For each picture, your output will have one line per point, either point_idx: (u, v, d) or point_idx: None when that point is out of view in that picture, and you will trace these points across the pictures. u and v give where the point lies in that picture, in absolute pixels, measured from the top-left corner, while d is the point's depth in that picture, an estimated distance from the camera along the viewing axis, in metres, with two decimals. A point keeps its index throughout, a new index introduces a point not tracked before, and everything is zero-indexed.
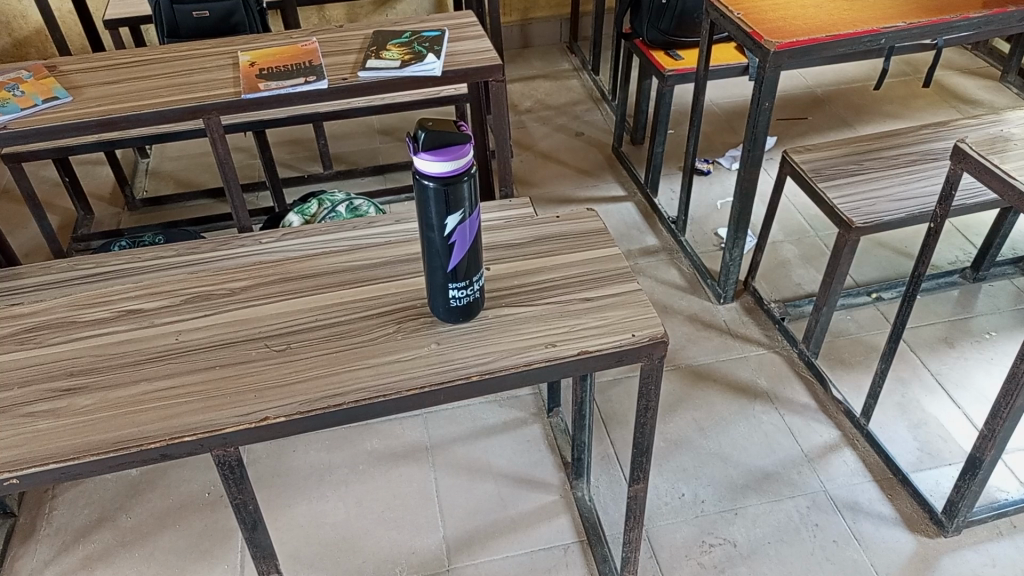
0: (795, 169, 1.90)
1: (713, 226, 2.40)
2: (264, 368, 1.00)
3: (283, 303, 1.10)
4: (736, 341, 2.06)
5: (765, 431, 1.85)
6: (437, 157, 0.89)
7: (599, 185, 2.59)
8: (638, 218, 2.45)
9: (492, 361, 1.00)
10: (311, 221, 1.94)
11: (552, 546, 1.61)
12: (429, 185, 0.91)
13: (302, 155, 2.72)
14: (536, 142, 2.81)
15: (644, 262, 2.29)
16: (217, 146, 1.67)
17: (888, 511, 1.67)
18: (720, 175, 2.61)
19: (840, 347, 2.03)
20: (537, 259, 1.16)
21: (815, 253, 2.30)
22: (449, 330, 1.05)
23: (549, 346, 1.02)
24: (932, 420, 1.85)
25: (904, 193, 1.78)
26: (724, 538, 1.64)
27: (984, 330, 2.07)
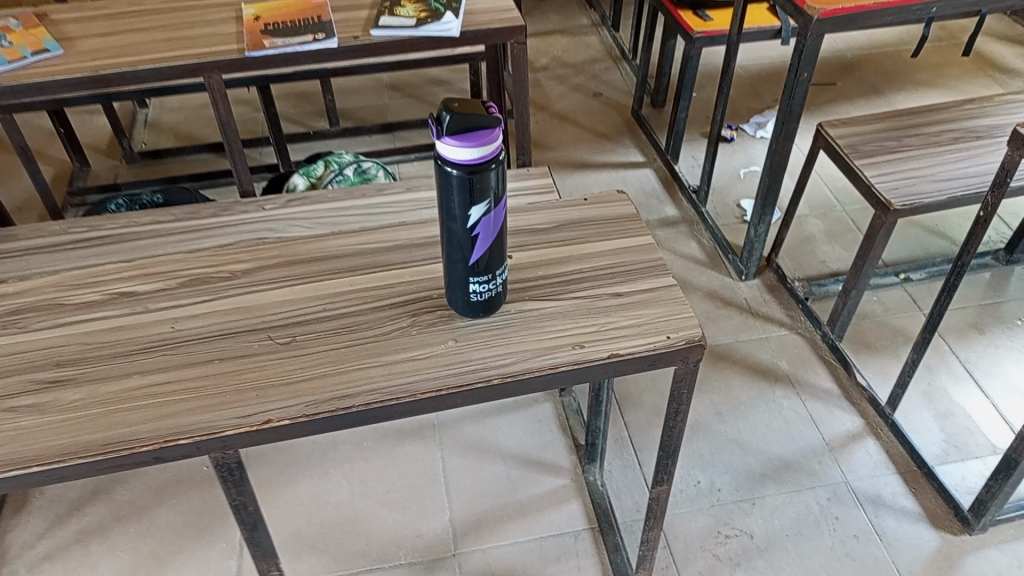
0: (829, 144, 1.80)
1: (736, 197, 2.30)
2: (267, 364, 0.92)
3: (288, 289, 1.01)
4: (757, 321, 1.98)
5: (786, 417, 1.78)
6: (462, 142, 0.80)
7: (617, 150, 2.48)
8: (658, 186, 2.35)
9: (514, 363, 0.92)
10: (318, 184, 1.84)
11: (562, 533, 1.56)
12: (453, 172, 0.82)
13: (308, 109, 2.60)
14: (553, 102, 2.69)
15: (663, 234, 2.19)
16: (218, 105, 1.57)
17: (912, 506, 1.63)
18: (744, 142, 2.50)
19: (865, 332, 1.96)
20: (563, 247, 1.07)
21: (841, 230, 2.20)
22: (467, 326, 0.97)
23: (576, 347, 0.94)
24: (959, 409, 1.80)
25: (945, 174, 1.68)
26: (740, 530, 1.58)
27: (1015, 316, 2.00)
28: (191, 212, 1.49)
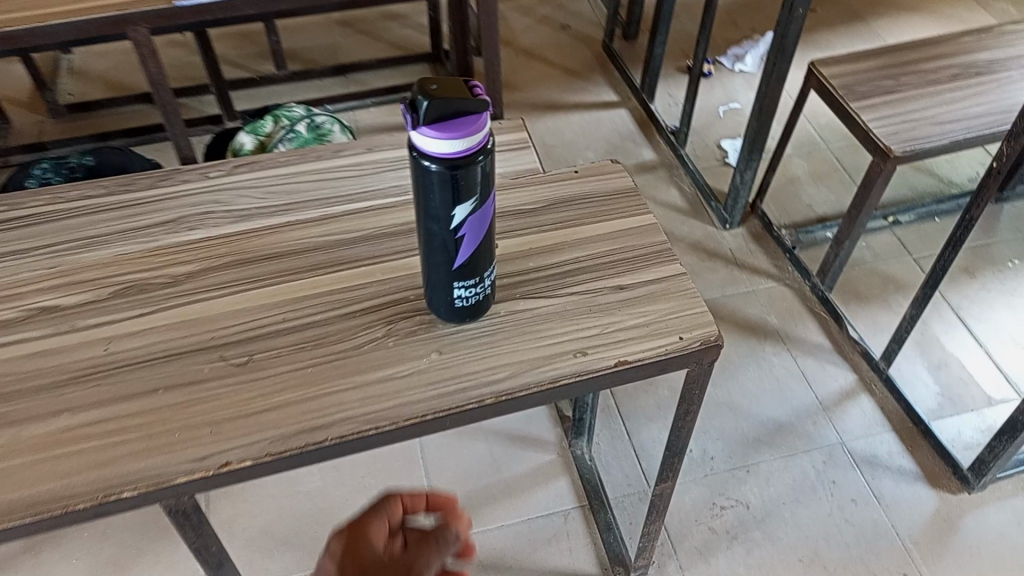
0: (822, 85, 1.67)
1: (716, 137, 2.18)
2: (221, 392, 0.79)
3: (240, 296, 0.87)
4: (743, 273, 1.88)
5: (777, 376, 1.70)
6: (443, 132, 0.66)
7: (588, 88, 2.32)
8: (634, 127, 2.21)
9: (509, 379, 0.81)
10: (267, 142, 1.66)
11: (550, 514, 1.48)
12: (432, 167, 0.68)
13: (250, 50, 2.38)
14: (517, 36, 2.50)
15: (642, 180, 2.07)
16: (147, 63, 1.39)
17: (909, 465, 1.57)
18: (722, 77, 2.36)
19: (855, 280, 1.88)
20: (555, 232, 0.94)
21: (827, 171, 2.10)
22: (451, 334, 0.84)
23: (578, 355, 0.83)
24: (953, 359, 1.74)
25: (945, 116, 1.57)
26: (736, 500, 1.52)
27: (1006, 258, 1.93)
28: (125, 183, 1.32)
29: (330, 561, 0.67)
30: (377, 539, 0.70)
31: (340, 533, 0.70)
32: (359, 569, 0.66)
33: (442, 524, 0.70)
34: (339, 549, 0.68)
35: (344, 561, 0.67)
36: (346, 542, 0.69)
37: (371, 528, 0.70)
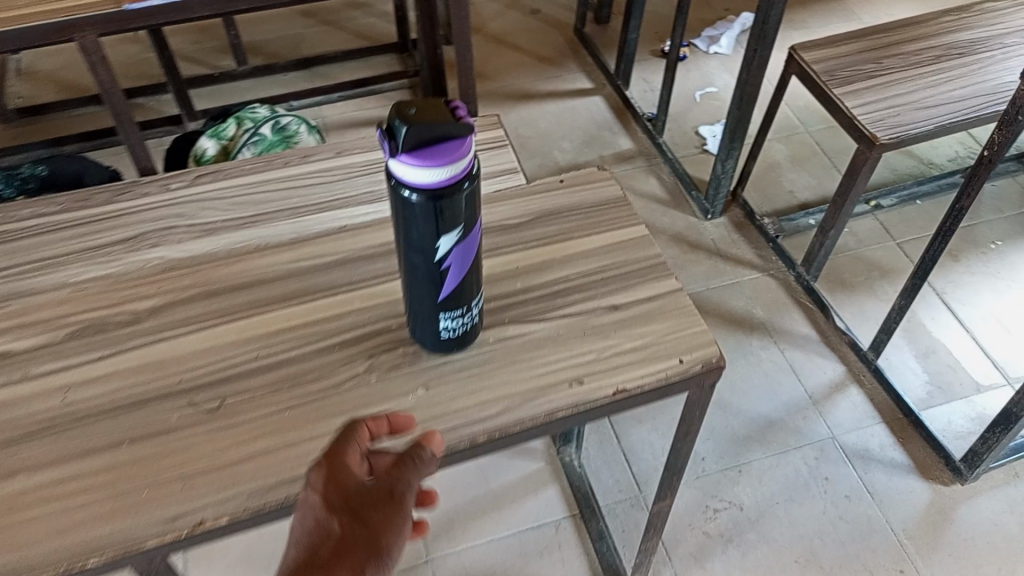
0: (803, 70, 1.63)
1: (694, 123, 2.13)
2: (192, 443, 0.73)
3: (207, 333, 0.81)
4: (727, 264, 1.84)
5: (765, 370, 1.67)
6: (424, 161, 0.60)
7: (562, 76, 2.26)
8: (610, 116, 2.15)
9: (502, 415, 0.76)
10: (231, 147, 1.58)
11: (541, 525, 1.44)
12: (412, 197, 0.62)
13: (209, 45, 2.28)
14: (487, 23, 2.43)
15: (620, 170, 2.02)
16: (97, 72, 1.31)
17: (901, 457, 1.55)
18: (697, 60, 2.31)
19: (840, 268, 1.85)
20: (543, 248, 0.89)
21: (806, 154, 2.06)
22: (438, 367, 0.79)
23: (574, 385, 0.78)
24: (940, 346, 1.72)
25: (930, 99, 1.53)
26: (729, 501, 1.49)
27: (988, 240, 1.91)
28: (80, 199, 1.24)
29: (314, 491, 0.62)
30: (359, 467, 0.65)
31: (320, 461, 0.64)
32: (346, 499, 0.62)
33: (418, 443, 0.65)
34: (320, 476, 0.63)
35: (330, 492, 0.62)
36: (326, 470, 0.63)
37: (349, 452, 0.65)
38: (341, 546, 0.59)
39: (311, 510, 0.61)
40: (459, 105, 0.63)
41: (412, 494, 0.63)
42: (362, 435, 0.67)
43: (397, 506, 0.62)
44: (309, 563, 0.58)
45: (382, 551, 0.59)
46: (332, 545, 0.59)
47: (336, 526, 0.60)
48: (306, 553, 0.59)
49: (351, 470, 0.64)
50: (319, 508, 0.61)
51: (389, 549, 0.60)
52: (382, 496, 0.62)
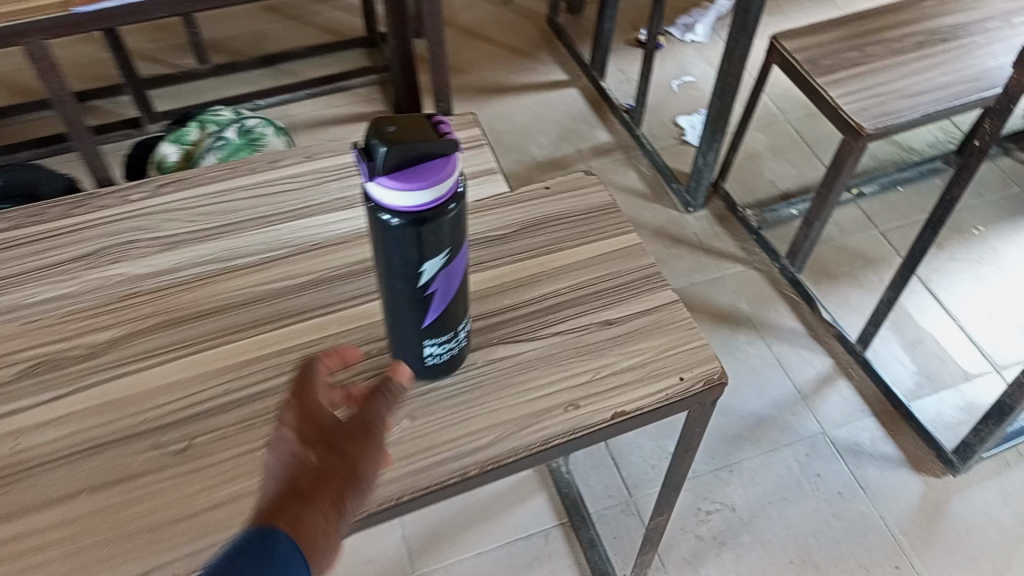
0: (785, 60, 1.59)
1: (672, 113, 2.09)
2: (159, 489, 0.67)
3: (171, 367, 0.75)
4: (710, 258, 1.80)
5: (753, 365, 1.64)
6: (407, 184, 0.56)
7: (536, 68, 2.20)
8: (586, 108, 2.10)
9: (494, 445, 0.71)
10: (194, 152, 1.51)
11: (530, 535, 1.40)
12: (392, 221, 0.57)
13: (168, 43, 2.19)
14: (456, 14, 2.37)
15: (598, 164, 1.97)
16: (47, 78, 1.24)
17: (892, 451, 1.53)
18: (673, 48, 2.26)
19: (824, 258, 1.82)
20: (531, 261, 0.84)
21: (786, 143, 2.03)
22: (424, 395, 0.74)
23: (569, 409, 0.73)
24: (927, 335, 1.70)
25: (914, 87, 1.50)
26: (721, 503, 1.46)
27: (971, 226, 1.90)
28: None
29: (287, 423, 0.57)
30: (328, 395, 0.61)
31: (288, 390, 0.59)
32: (321, 431, 0.58)
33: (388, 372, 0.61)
34: (292, 407, 0.58)
35: (304, 424, 0.58)
36: (298, 399, 0.58)
37: (318, 381, 0.60)
38: (321, 479, 0.56)
39: (284, 443, 0.57)
40: (441, 120, 0.59)
41: (385, 424, 0.60)
42: (330, 360, 0.62)
43: (375, 438, 0.59)
44: (290, 496, 0.55)
45: (360, 486, 0.57)
46: (312, 477, 0.56)
47: (315, 459, 0.56)
48: (284, 486, 0.55)
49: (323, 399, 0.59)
50: (295, 441, 0.57)
51: (366, 481, 0.58)
52: (358, 427, 0.59)
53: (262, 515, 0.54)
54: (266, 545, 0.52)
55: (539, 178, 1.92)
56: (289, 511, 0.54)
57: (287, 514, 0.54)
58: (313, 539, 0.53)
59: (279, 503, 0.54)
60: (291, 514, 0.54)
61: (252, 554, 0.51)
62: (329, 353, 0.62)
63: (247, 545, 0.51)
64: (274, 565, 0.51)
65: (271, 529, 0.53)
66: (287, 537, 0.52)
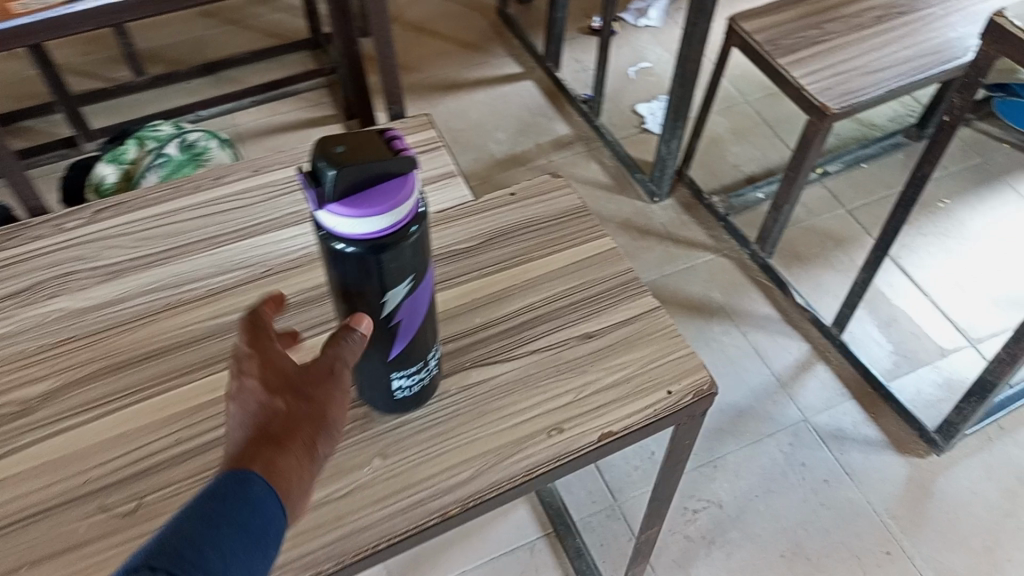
0: (744, 41, 1.55)
1: (630, 101, 2.04)
2: (108, 556, 0.62)
3: (114, 419, 0.70)
4: (679, 248, 1.77)
5: (730, 356, 1.61)
6: (362, 209, 0.51)
7: (488, 61, 2.14)
8: (543, 100, 2.05)
9: (474, 480, 0.65)
10: (134, 171, 1.43)
11: (515, 549, 1.35)
12: (348, 250, 0.53)
13: (101, 55, 2.09)
14: (403, 11, 2.29)
15: (559, 158, 1.92)
16: None
17: (875, 434, 1.51)
18: (627, 34, 2.22)
19: (794, 241, 1.79)
20: (500, 275, 0.79)
21: (747, 126, 2.00)
22: (395, 431, 0.68)
23: (553, 434, 0.68)
24: (902, 313, 1.68)
25: (876, 63, 1.47)
26: (708, 500, 1.42)
27: (936, 200, 1.88)
28: None
29: (249, 372, 0.55)
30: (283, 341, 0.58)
31: (240, 340, 0.56)
32: (286, 378, 0.55)
33: (346, 322, 0.58)
34: (248, 356, 0.55)
35: (267, 372, 0.55)
36: (254, 346, 0.56)
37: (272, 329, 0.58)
38: (292, 423, 0.54)
39: (249, 391, 0.54)
40: (396, 136, 0.55)
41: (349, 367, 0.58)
42: (272, 307, 0.59)
43: (340, 378, 0.57)
44: (262, 442, 0.52)
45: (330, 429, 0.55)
46: (282, 422, 0.53)
47: (282, 405, 0.54)
48: (253, 431, 0.53)
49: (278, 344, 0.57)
50: (260, 388, 0.54)
51: (334, 424, 0.56)
52: (323, 369, 0.56)
53: (234, 462, 0.51)
54: (242, 486, 0.49)
55: (499, 175, 1.87)
56: (262, 456, 0.51)
57: (261, 457, 0.51)
58: (291, 482, 0.51)
59: (251, 447, 0.52)
60: (266, 456, 0.51)
61: (226, 497, 0.48)
62: (267, 301, 0.59)
63: (220, 486, 0.48)
64: (249, 506, 0.48)
65: (246, 472, 0.50)
66: (265, 478, 0.50)
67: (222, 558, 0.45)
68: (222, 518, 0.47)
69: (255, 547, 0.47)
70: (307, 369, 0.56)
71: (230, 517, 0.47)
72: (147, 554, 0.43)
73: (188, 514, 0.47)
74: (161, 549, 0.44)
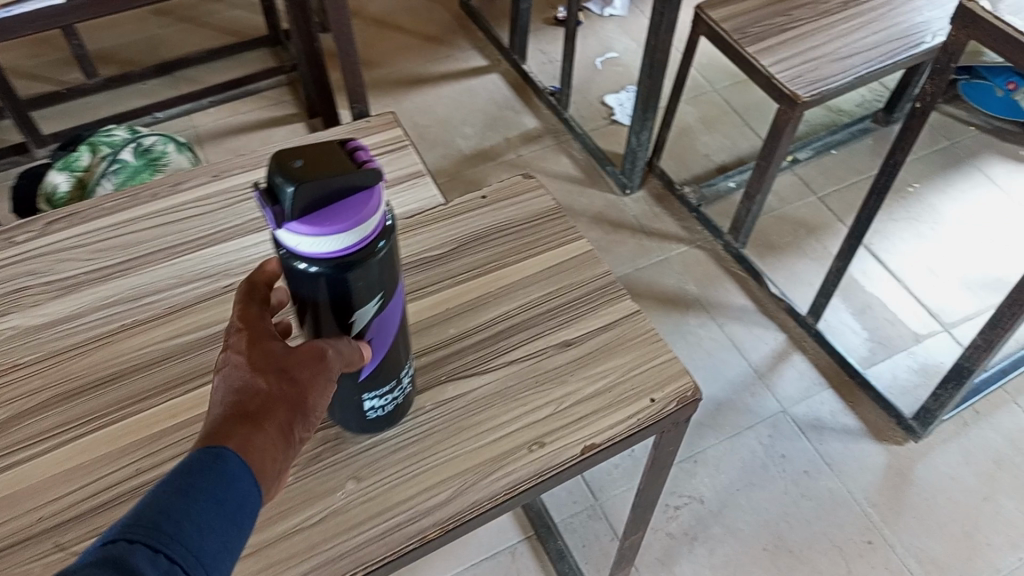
0: (712, 30, 1.53)
1: (598, 92, 2.02)
2: None
3: (70, 449, 0.67)
4: (653, 240, 1.75)
5: (706, 348, 1.60)
6: (323, 229, 0.48)
7: (453, 55, 2.10)
8: (510, 93, 2.01)
9: (453, 501, 0.62)
10: (88, 178, 1.37)
11: (496, 553, 1.32)
12: (310, 270, 0.51)
13: (51, 57, 2.01)
14: (365, 5, 2.24)
15: (528, 152, 1.89)
16: None
17: (853, 423, 1.50)
18: (593, 24, 2.19)
19: (767, 230, 1.78)
20: (473, 283, 0.76)
21: (716, 115, 1.99)
22: (368, 453, 0.65)
23: (533, 449, 0.65)
24: (876, 300, 1.68)
25: (845, 49, 1.46)
26: (689, 495, 1.41)
27: (906, 184, 1.89)
28: None
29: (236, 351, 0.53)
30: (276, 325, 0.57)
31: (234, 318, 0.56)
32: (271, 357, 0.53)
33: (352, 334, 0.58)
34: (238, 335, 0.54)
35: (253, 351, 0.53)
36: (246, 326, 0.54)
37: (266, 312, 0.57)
38: (272, 403, 0.51)
39: (233, 369, 0.52)
40: (358, 147, 0.52)
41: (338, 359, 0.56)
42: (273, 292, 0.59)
43: (327, 364, 0.54)
44: (239, 419, 0.50)
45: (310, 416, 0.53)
46: (261, 401, 0.51)
47: (265, 383, 0.52)
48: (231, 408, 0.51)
49: (269, 327, 0.55)
50: (244, 364, 0.52)
51: (316, 411, 0.53)
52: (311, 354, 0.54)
53: (207, 436, 0.48)
54: (217, 462, 0.46)
55: (467, 171, 1.83)
56: (237, 432, 0.49)
57: (237, 435, 0.49)
58: (265, 462, 0.48)
59: (228, 422, 0.49)
60: (242, 434, 0.49)
61: (201, 471, 0.46)
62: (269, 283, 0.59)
63: (195, 459, 0.46)
64: (225, 481, 0.46)
65: (220, 448, 0.47)
66: (240, 456, 0.47)
67: (199, 531, 0.43)
68: (199, 491, 0.45)
69: (231, 521, 0.45)
70: (296, 351, 0.54)
71: (207, 490, 0.45)
72: (122, 528, 0.41)
73: (163, 486, 0.44)
74: (136, 521, 0.42)
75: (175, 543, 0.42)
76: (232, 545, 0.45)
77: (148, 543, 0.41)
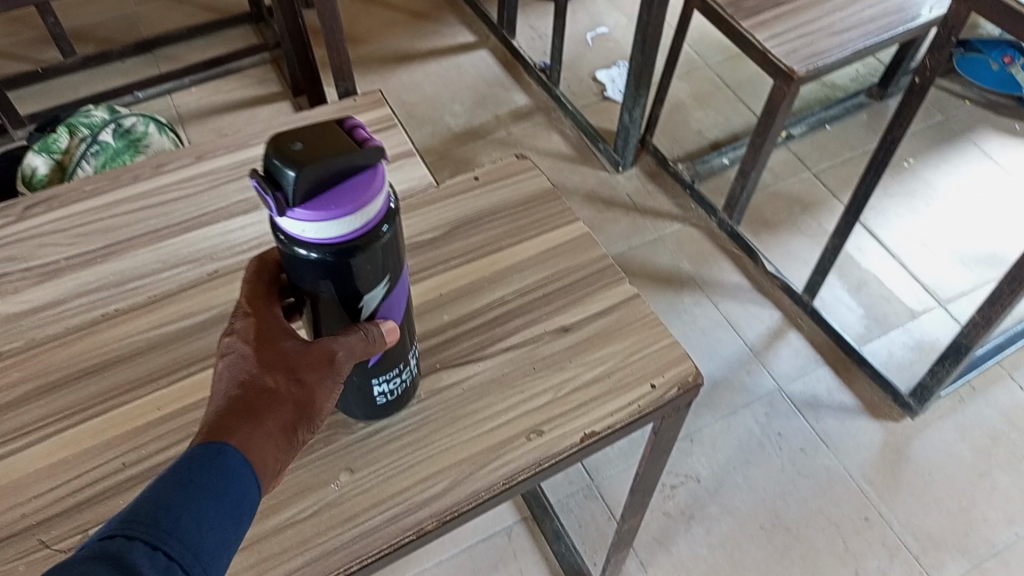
0: (705, 4, 1.50)
1: (589, 68, 1.98)
2: None
3: (51, 443, 0.64)
4: (646, 218, 1.72)
5: (701, 327, 1.58)
6: (326, 213, 0.46)
7: (441, 31, 2.06)
8: (499, 70, 1.98)
9: (450, 492, 0.60)
10: (67, 161, 1.33)
11: (492, 535, 1.31)
12: (312, 256, 0.48)
13: (27, 35, 1.96)
14: None
15: (518, 129, 1.86)
16: None
17: (850, 400, 1.49)
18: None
19: (762, 207, 1.76)
20: (467, 266, 0.73)
21: (709, 90, 1.96)
22: (361, 443, 0.63)
23: (532, 437, 0.63)
24: (871, 277, 1.67)
25: (840, 23, 1.43)
26: (686, 475, 1.40)
27: (901, 158, 1.87)
28: None
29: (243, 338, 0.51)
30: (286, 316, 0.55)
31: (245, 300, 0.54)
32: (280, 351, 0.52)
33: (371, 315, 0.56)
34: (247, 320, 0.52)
35: (261, 342, 0.52)
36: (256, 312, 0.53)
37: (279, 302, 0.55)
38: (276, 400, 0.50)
39: (240, 358, 0.51)
40: (355, 125, 0.49)
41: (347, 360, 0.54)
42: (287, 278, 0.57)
43: (336, 366, 0.53)
44: (241, 413, 0.48)
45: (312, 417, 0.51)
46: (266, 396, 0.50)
47: (271, 379, 0.50)
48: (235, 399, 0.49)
49: (276, 314, 0.54)
50: (252, 356, 0.51)
51: (319, 412, 0.52)
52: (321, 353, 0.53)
53: (208, 429, 0.47)
54: (217, 458, 0.45)
55: (457, 150, 1.80)
56: (239, 428, 0.47)
57: (239, 431, 0.47)
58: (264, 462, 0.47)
59: (230, 416, 0.48)
60: (244, 430, 0.47)
61: (200, 466, 0.44)
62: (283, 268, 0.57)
63: (195, 454, 0.45)
64: (224, 478, 0.45)
65: (222, 444, 0.46)
66: (241, 453, 0.46)
67: (197, 527, 0.42)
68: (198, 488, 0.44)
69: (228, 516, 0.44)
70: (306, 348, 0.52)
71: (207, 486, 0.44)
72: (121, 523, 0.41)
73: (162, 481, 0.43)
74: (134, 516, 0.41)
75: (173, 539, 0.41)
76: (229, 541, 0.44)
77: (148, 539, 0.40)
